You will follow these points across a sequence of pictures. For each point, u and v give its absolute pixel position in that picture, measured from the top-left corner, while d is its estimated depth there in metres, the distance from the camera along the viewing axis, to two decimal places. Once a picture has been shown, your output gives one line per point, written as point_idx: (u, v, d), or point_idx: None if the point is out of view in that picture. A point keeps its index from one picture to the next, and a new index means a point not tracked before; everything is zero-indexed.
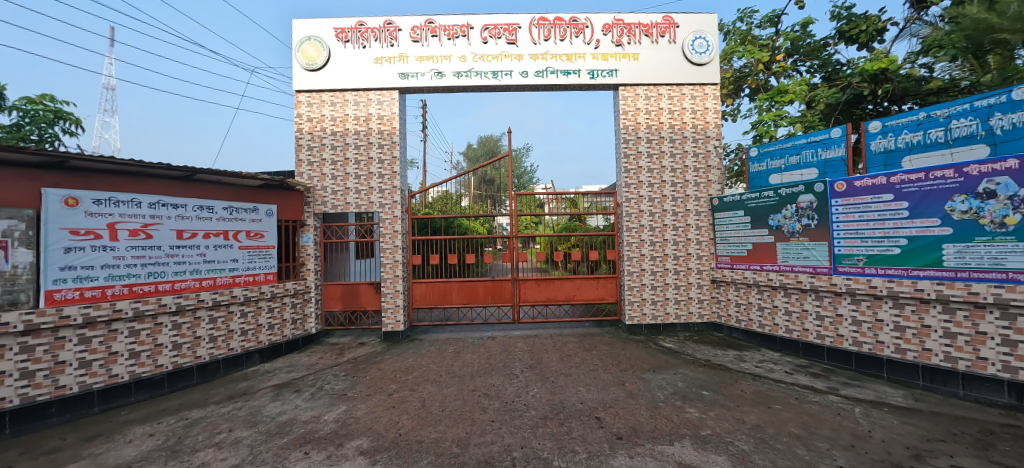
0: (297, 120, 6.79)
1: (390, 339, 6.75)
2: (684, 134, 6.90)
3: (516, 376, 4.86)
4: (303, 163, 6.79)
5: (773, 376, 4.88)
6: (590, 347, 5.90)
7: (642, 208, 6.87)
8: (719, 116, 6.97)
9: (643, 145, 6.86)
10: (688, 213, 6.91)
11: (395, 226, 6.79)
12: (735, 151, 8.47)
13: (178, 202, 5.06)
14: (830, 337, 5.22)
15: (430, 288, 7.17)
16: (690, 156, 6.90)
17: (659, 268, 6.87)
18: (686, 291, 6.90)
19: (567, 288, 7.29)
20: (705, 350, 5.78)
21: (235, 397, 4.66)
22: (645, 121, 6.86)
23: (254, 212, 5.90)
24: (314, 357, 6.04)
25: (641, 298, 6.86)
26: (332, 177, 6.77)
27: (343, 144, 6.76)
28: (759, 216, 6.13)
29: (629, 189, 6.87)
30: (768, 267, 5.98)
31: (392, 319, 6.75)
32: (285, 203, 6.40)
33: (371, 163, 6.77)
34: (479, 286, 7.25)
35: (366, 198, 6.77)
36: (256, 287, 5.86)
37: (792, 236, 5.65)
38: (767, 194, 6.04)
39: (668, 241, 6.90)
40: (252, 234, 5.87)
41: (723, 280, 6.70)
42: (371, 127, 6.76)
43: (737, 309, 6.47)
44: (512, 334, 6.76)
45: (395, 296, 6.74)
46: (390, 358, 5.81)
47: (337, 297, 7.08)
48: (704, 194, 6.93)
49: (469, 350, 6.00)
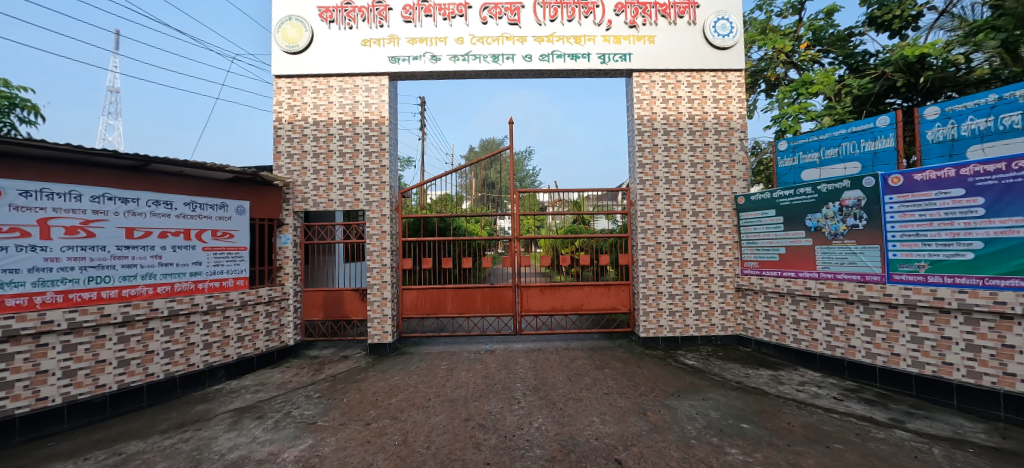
0: (276, 108, 6.14)
1: (376, 352, 6.02)
2: (706, 125, 6.21)
3: (517, 401, 4.13)
4: (282, 155, 6.12)
5: (821, 403, 4.14)
6: (602, 364, 5.16)
7: (659, 208, 6.15)
8: (744, 106, 6.27)
9: (660, 137, 6.16)
10: (709, 213, 6.20)
11: (384, 226, 6.09)
12: (757, 148, 7.77)
13: (128, 196, 4.39)
14: (883, 356, 4.47)
15: (423, 295, 6.46)
16: (712, 150, 6.21)
17: (678, 274, 6.14)
18: (708, 300, 6.16)
19: (574, 296, 6.54)
20: (734, 369, 5.03)
21: (184, 426, 3.95)
22: (662, 111, 6.18)
23: (221, 208, 5.22)
24: (288, 374, 5.32)
25: (657, 308, 6.12)
26: (314, 171, 6.10)
27: (326, 135, 6.10)
28: (794, 216, 5.41)
29: (643, 186, 6.16)
30: (805, 274, 5.26)
31: (379, 330, 6.04)
32: (260, 200, 5.73)
33: (357, 155, 6.09)
34: (476, 294, 6.52)
35: (352, 194, 6.08)
36: (222, 294, 5.16)
37: (836, 238, 4.92)
38: (803, 191, 5.33)
39: (687, 244, 6.17)
40: (219, 234, 5.19)
41: (750, 288, 5.96)
42: (358, 116, 6.11)
43: (767, 321, 5.73)
44: (513, 347, 6.04)
45: (382, 304, 6.03)
46: (374, 376, 5.08)
47: (318, 305, 6.37)
48: (728, 192, 6.22)
49: (463, 367, 5.26)
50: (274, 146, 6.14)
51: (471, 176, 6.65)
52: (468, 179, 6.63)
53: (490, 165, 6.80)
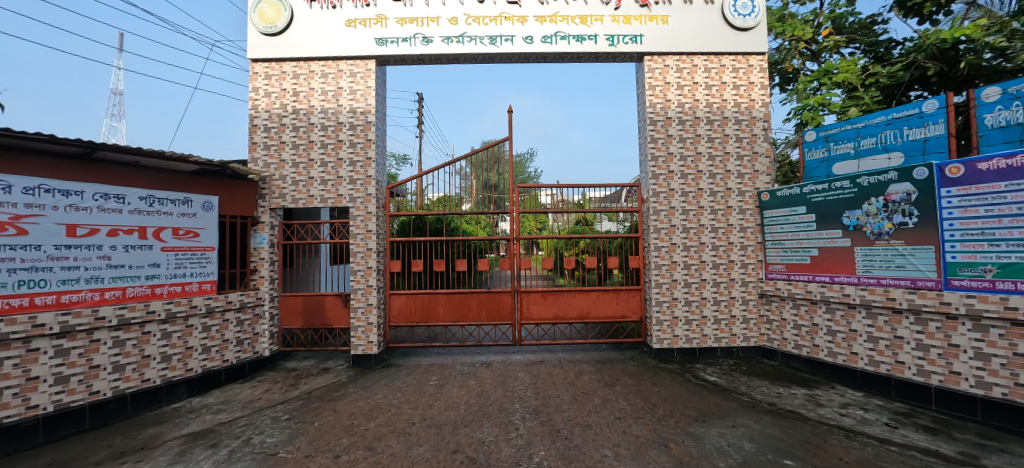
0: (252, 95, 5.59)
1: (360, 365, 5.42)
2: (725, 114, 5.62)
3: (514, 427, 3.53)
4: (258, 146, 5.55)
5: (873, 432, 3.51)
6: (611, 381, 4.54)
7: (674, 204, 5.54)
8: (767, 93, 5.69)
9: (675, 127, 5.56)
10: (730, 211, 5.59)
11: (369, 225, 5.48)
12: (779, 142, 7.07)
13: (71, 188, 3.84)
14: (939, 374, 3.84)
15: (412, 301, 5.79)
16: (732, 141, 5.61)
17: (695, 278, 5.53)
18: (728, 308, 5.55)
19: (579, 302, 5.87)
20: (763, 388, 4.41)
21: (124, 456, 3.37)
22: (676, 98, 5.59)
23: (185, 204, 4.66)
24: (257, 390, 4.73)
25: (672, 316, 5.49)
26: (293, 164, 5.52)
27: (307, 124, 5.53)
28: (828, 213, 4.78)
29: (656, 180, 5.55)
30: (842, 278, 4.61)
31: (364, 340, 5.43)
32: (230, 195, 5.16)
33: (340, 146, 5.51)
34: (471, 300, 5.84)
35: (335, 189, 5.49)
36: (184, 300, 4.59)
37: (880, 238, 4.30)
38: (839, 185, 4.70)
39: (705, 245, 5.57)
40: (181, 233, 4.63)
41: (776, 295, 5.34)
42: (341, 104, 5.54)
43: (796, 331, 5.11)
44: (512, 360, 5.43)
45: (367, 311, 5.43)
46: (354, 393, 4.48)
47: (297, 312, 5.76)
48: (750, 188, 5.61)
49: (455, 383, 4.66)
50: (250, 136, 5.57)
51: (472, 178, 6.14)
52: (468, 180, 6.10)
53: (493, 164, 6.12)
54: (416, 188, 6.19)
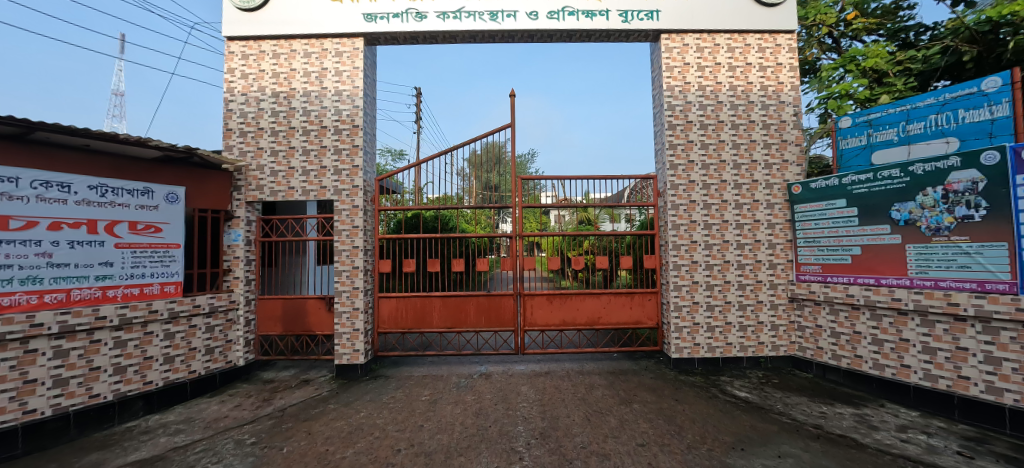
0: (227, 76, 5.06)
1: (344, 376, 4.86)
2: (751, 98, 5.07)
3: (518, 457, 2.96)
4: (233, 132, 5.01)
5: (948, 464, 2.92)
6: (628, 398, 3.97)
7: (694, 197, 4.98)
8: (796, 74, 5.14)
9: (695, 112, 5.01)
10: (757, 205, 5.02)
11: (355, 220, 4.93)
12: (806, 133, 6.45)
13: (3, 174, 3.28)
14: (1015, 393, 3.26)
15: (404, 305, 5.20)
16: (759, 127, 5.06)
17: (718, 280, 4.96)
18: (756, 313, 4.98)
19: (589, 307, 5.22)
20: (803, 406, 3.82)
21: None
22: (697, 80, 5.05)
23: (144, 194, 4.12)
24: (225, 407, 4.16)
25: (693, 323, 4.92)
26: (271, 152, 4.97)
27: (287, 109, 4.99)
28: (872, 206, 4.21)
29: (674, 171, 4.99)
30: (891, 281, 4.04)
31: (349, 348, 4.87)
32: (199, 186, 4.61)
33: (324, 133, 4.96)
34: (469, 304, 5.22)
35: (317, 180, 4.94)
36: (142, 303, 4.03)
37: (938, 234, 3.72)
38: (886, 175, 4.12)
39: (729, 243, 5.00)
40: (140, 227, 4.08)
41: (810, 299, 4.76)
42: (325, 86, 5.00)
43: (834, 339, 4.53)
44: (514, 371, 4.85)
45: (353, 317, 4.88)
46: (333, 411, 3.91)
47: (276, 317, 5.20)
48: (778, 180, 5.05)
49: (450, 398, 4.09)
50: (224, 121, 5.03)
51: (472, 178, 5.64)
52: (467, 181, 5.59)
53: (493, 165, 5.61)
54: (416, 187, 5.69)
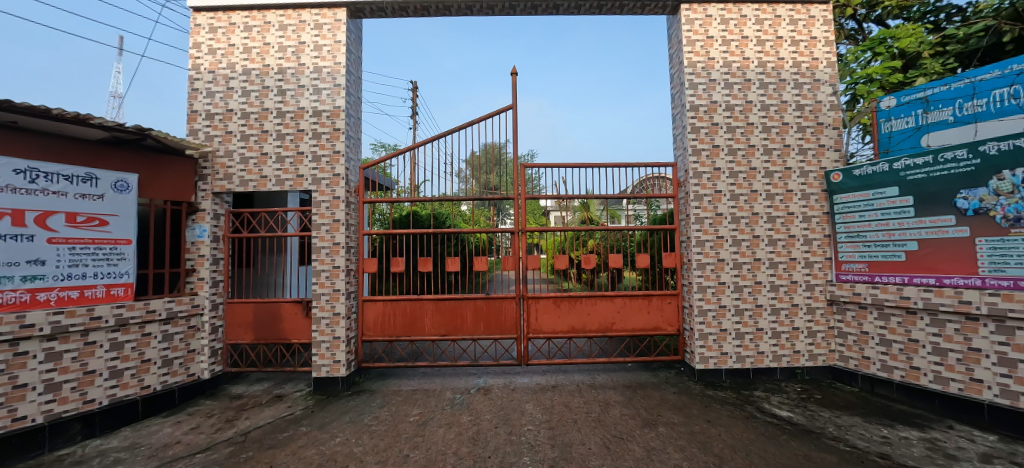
0: (193, 51, 4.49)
1: (323, 391, 4.26)
2: (783, 75, 4.50)
3: None
4: (199, 115, 4.44)
5: None
6: (650, 419, 3.37)
7: (720, 187, 4.41)
8: (833, 50, 4.57)
9: (720, 92, 4.45)
10: (790, 196, 4.45)
11: (336, 214, 4.34)
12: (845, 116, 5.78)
13: None
14: None
15: (391, 309, 4.60)
16: (792, 108, 4.49)
17: (748, 281, 4.39)
18: (790, 319, 4.39)
19: (601, 311, 4.63)
20: (860, 430, 3.23)
21: None
22: (721, 56, 4.48)
23: (86, 181, 3.53)
24: (179, 430, 3.55)
25: (720, 329, 4.33)
26: (242, 136, 4.40)
27: (260, 88, 4.42)
28: (933, 194, 3.62)
29: (697, 157, 4.41)
30: (957, 280, 3.44)
31: (328, 359, 4.28)
32: (155, 174, 4.02)
33: (301, 115, 4.39)
34: (465, 308, 4.63)
35: (293, 168, 4.36)
36: (81, 309, 3.41)
37: (1018, 226, 3.14)
38: (949, 157, 3.52)
39: (760, 239, 4.42)
40: (79, 220, 3.49)
41: (853, 302, 4.18)
42: (303, 62, 4.42)
43: (883, 348, 3.95)
44: (516, 385, 4.25)
45: (334, 324, 4.28)
46: (304, 436, 3.31)
47: (246, 323, 4.60)
48: (814, 167, 4.48)
49: (442, 420, 3.49)
50: (189, 103, 4.46)
51: (471, 180, 5.09)
52: (466, 182, 5.06)
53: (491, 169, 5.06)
54: (409, 181, 5.08)
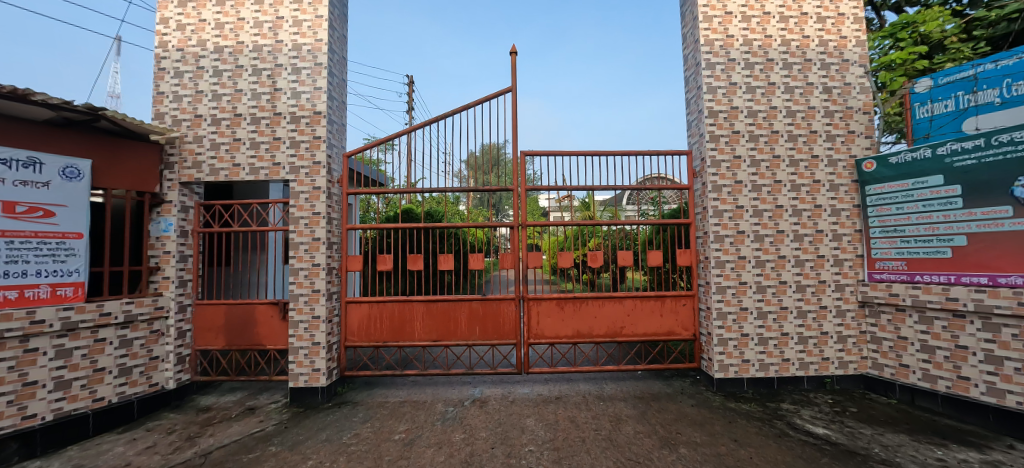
0: (160, 27, 4.07)
1: (300, 403, 3.82)
2: (808, 55, 4.11)
3: None
4: (166, 97, 4.03)
5: None
6: (669, 438, 2.95)
7: (741, 177, 4.00)
8: (862, 28, 4.17)
9: (740, 72, 4.05)
10: (817, 187, 4.05)
11: (316, 206, 3.92)
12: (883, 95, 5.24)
13: None
14: None
15: (378, 312, 4.17)
16: (818, 91, 4.09)
17: (771, 281, 3.98)
18: (818, 322, 3.98)
19: (610, 314, 4.21)
20: (910, 451, 2.81)
21: None
22: (741, 33, 4.09)
23: (28, 166, 3.08)
24: (131, 450, 3.11)
25: (741, 334, 3.92)
26: (212, 121, 3.99)
27: (233, 67, 4.01)
28: (984, 183, 3.17)
29: (715, 144, 4.01)
30: (1014, 280, 2.99)
31: (307, 367, 3.85)
32: (113, 160, 3.59)
33: (279, 97, 3.98)
34: (460, 310, 4.21)
35: (269, 156, 3.95)
36: (19, 311, 2.95)
37: None
38: (1004, 140, 3.10)
39: (784, 234, 4.01)
40: (19, 210, 3.02)
41: (889, 304, 3.77)
42: (281, 39, 4.01)
43: (925, 356, 3.52)
44: (515, 396, 3.83)
45: (313, 328, 3.86)
46: (271, 459, 2.87)
47: (217, 327, 4.17)
48: (843, 156, 4.08)
49: (431, 438, 3.06)
50: (155, 83, 4.05)
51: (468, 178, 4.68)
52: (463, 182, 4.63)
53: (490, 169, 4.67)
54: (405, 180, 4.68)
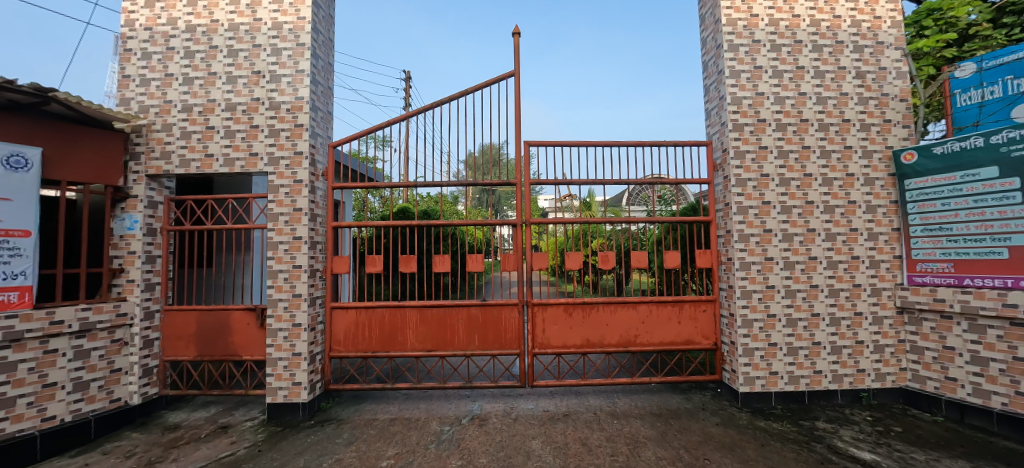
0: (127, 4, 3.70)
1: (278, 420, 3.43)
2: (839, 36, 3.75)
3: None
4: (133, 80, 3.65)
5: None
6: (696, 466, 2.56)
7: (767, 170, 3.64)
8: (897, 7, 3.81)
9: (765, 55, 3.68)
10: (851, 182, 3.69)
11: (297, 201, 3.54)
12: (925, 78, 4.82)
13: None
14: None
15: (366, 319, 3.78)
16: (851, 76, 3.73)
17: (801, 284, 3.61)
18: (853, 331, 3.61)
19: (622, 321, 3.83)
20: None
21: None
22: (766, 12, 3.72)
23: None
24: None
25: (768, 343, 3.55)
26: (184, 107, 3.61)
27: (207, 48, 3.63)
28: None
29: (739, 133, 3.64)
30: None
31: (286, 380, 3.46)
32: (69, 150, 3.18)
33: (257, 81, 3.61)
34: (457, 317, 3.82)
35: (246, 145, 3.57)
36: None
37: None
38: None
39: (815, 233, 3.65)
40: None
41: (932, 311, 3.40)
42: (259, 17, 3.64)
43: (977, 369, 3.13)
44: (518, 413, 3.44)
45: (294, 337, 3.47)
46: None
47: (187, 335, 3.78)
48: (879, 147, 3.72)
49: (422, 465, 2.67)
50: (121, 66, 3.67)
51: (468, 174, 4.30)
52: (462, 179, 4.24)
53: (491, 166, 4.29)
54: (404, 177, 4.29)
